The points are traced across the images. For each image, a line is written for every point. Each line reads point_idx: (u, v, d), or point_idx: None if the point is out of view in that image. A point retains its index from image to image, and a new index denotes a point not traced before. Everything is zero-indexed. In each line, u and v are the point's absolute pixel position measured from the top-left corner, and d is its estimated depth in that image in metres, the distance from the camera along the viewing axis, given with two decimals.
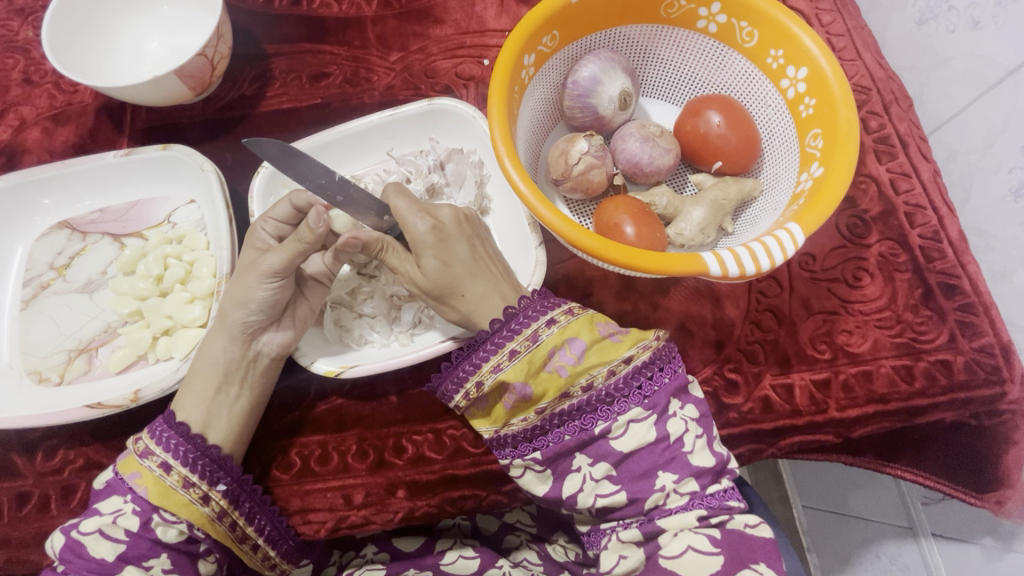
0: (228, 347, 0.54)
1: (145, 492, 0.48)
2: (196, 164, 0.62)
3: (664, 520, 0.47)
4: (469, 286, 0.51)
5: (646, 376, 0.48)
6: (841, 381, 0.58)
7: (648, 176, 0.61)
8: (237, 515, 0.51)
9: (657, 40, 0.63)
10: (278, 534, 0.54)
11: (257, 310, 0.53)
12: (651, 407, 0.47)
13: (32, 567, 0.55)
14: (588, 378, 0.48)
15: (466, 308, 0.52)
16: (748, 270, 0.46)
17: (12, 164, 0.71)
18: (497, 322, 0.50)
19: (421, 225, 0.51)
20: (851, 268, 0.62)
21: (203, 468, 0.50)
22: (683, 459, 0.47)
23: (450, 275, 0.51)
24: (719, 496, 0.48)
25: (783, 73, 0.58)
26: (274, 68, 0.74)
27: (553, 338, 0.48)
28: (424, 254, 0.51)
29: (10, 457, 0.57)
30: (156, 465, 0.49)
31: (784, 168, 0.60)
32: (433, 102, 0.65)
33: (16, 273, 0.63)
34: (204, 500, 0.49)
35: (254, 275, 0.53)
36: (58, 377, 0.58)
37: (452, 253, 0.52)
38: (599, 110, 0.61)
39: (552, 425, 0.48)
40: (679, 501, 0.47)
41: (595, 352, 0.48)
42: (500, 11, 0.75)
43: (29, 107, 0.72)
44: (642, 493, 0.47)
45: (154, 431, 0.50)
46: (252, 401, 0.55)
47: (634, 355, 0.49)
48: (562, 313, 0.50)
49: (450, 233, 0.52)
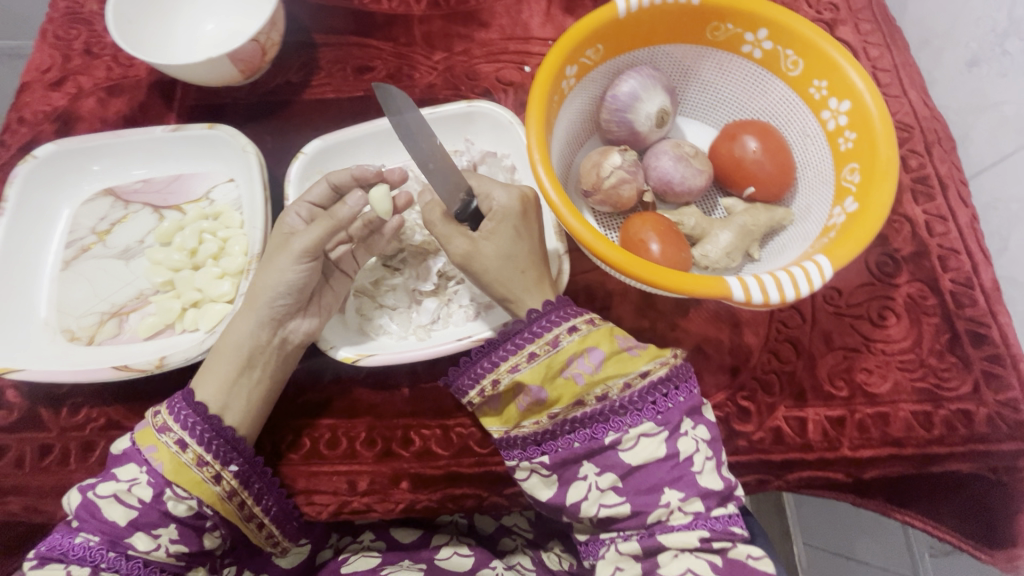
0: (255, 332, 0.54)
1: (161, 466, 0.50)
2: (238, 144, 0.64)
3: (665, 536, 0.47)
4: (528, 265, 0.52)
5: (661, 393, 0.48)
6: (856, 420, 0.57)
7: (678, 196, 0.62)
8: (246, 496, 0.52)
9: (699, 61, 0.64)
10: (284, 515, 0.55)
11: (285, 292, 0.54)
12: (664, 423, 0.48)
13: (45, 518, 0.57)
14: (604, 389, 0.48)
15: (517, 284, 0.52)
16: (772, 298, 0.46)
17: (66, 130, 0.73)
18: (520, 323, 0.51)
19: (506, 194, 0.53)
20: (876, 307, 0.61)
21: (217, 449, 0.51)
22: (691, 478, 0.47)
23: (517, 247, 0.52)
24: (724, 520, 0.47)
25: (825, 104, 0.57)
26: (321, 58, 0.76)
27: (572, 346, 0.49)
28: (505, 219, 0.52)
29: (36, 409, 0.59)
30: (173, 442, 0.50)
31: (817, 199, 0.59)
32: (472, 103, 0.66)
33: (58, 233, 0.65)
34: (216, 479, 0.51)
35: (285, 255, 0.54)
36: (89, 338, 0.60)
37: (525, 227, 0.53)
38: (636, 126, 0.61)
39: (563, 431, 0.49)
40: (683, 519, 0.47)
41: (613, 363, 0.49)
42: (545, 20, 0.77)
43: (87, 77, 0.75)
44: (646, 507, 0.47)
45: (173, 407, 0.52)
46: (271, 387, 0.56)
47: (651, 370, 0.49)
48: (584, 322, 0.50)
49: (531, 207, 0.54)
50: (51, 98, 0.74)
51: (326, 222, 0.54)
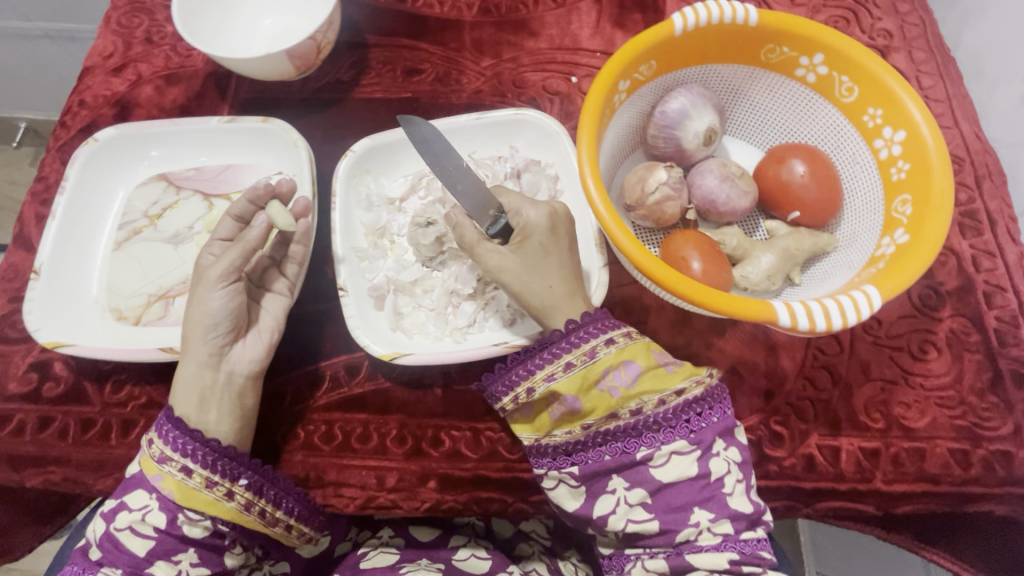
0: (199, 370, 0.55)
1: (169, 494, 0.50)
2: (290, 139, 0.66)
3: (693, 557, 0.47)
4: (558, 280, 0.52)
5: (695, 411, 0.48)
6: (891, 454, 0.56)
7: (721, 215, 0.61)
8: (264, 504, 0.53)
9: (750, 82, 0.64)
10: (308, 512, 0.56)
11: (221, 321, 0.55)
12: (697, 442, 0.48)
13: (82, 490, 0.58)
14: (639, 404, 0.48)
15: (549, 301, 0.52)
16: (819, 326, 0.46)
17: (123, 115, 0.76)
18: (557, 332, 0.51)
19: (534, 211, 0.53)
20: (917, 340, 0.60)
21: (222, 468, 0.52)
22: (721, 499, 0.47)
23: (547, 263, 0.52)
24: (753, 544, 0.47)
25: (878, 133, 0.57)
26: (371, 58, 0.77)
27: (610, 358, 0.49)
28: (533, 235, 0.52)
29: (81, 383, 0.61)
30: (177, 470, 0.51)
31: (863, 228, 0.59)
32: (520, 112, 0.67)
33: (112, 215, 0.67)
34: (228, 496, 0.51)
35: (205, 288, 0.55)
36: (136, 318, 0.62)
37: (556, 243, 0.53)
38: (683, 143, 0.62)
39: (594, 443, 0.49)
40: (711, 541, 0.47)
41: (650, 378, 0.49)
42: (594, 31, 0.78)
43: (146, 64, 0.77)
44: (675, 525, 0.47)
45: (163, 435, 0.52)
46: (234, 420, 0.54)
47: (686, 388, 0.49)
48: (621, 335, 0.51)
49: (561, 222, 0.54)
50: (112, 83, 0.77)
51: (239, 247, 0.55)
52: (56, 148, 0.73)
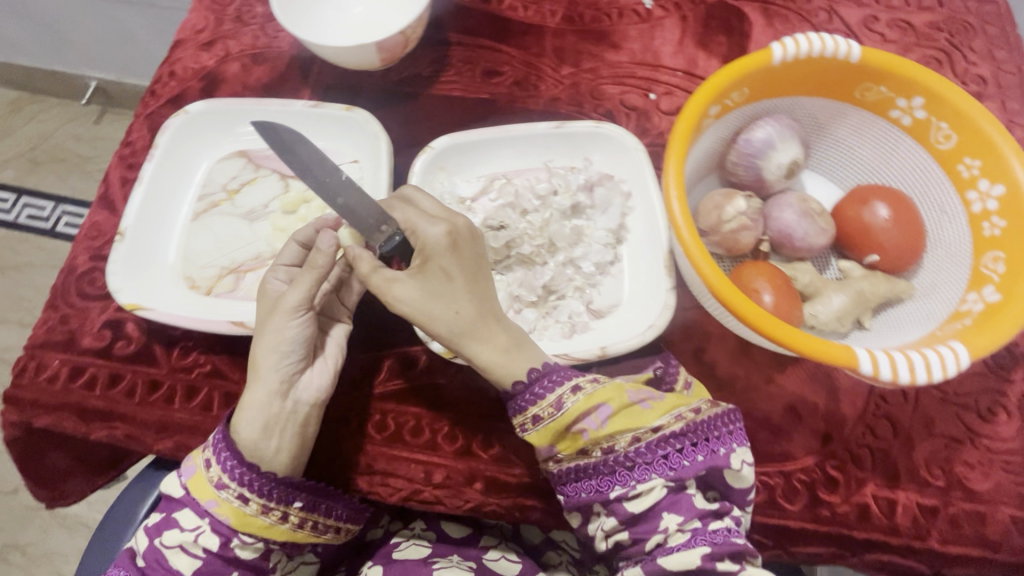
0: (267, 398, 0.53)
1: (225, 519, 0.51)
2: (371, 131, 0.68)
3: (665, 559, 0.48)
4: (465, 309, 0.52)
5: (676, 447, 0.49)
6: (949, 514, 0.55)
7: (795, 250, 0.60)
8: (316, 518, 0.54)
9: (839, 118, 0.62)
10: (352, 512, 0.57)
11: (292, 347, 0.55)
12: (674, 479, 0.49)
13: (143, 449, 0.60)
14: (610, 442, 0.50)
15: (461, 333, 0.52)
16: (902, 378, 0.45)
17: (209, 89, 0.78)
18: (519, 383, 0.52)
19: (433, 230, 0.53)
20: (987, 400, 0.58)
21: (276, 494, 0.52)
22: (685, 501, 0.49)
23: (450, 291, 0.52)
24: (723, 532, 0.48)
25: (973, 185, 0.55)
26: (452, 55, 0.78)
27: (577, 406, 0.51)
28: (432, 257, 0.53)
29: (151, 345, 0.63)
30: (234, 496, 0.51)
31: (944, 279, 0.57)
32: (599, 125, 0.67)
33: (193, 186, 0.69)
34: (283, 518, 0.52)
35: (280, 315, 0.55)
36: (208, 289, 0.64)
37: (459, 266, 0.53)
38: (764, 174, 0.61)
39: (570, 479, 0.51)
40: (681, 539, 0.48)
41: (622, 417, 0.50)
42: (677, 49, 0.77)
43: (235, 42, 0.80)
44: (645, 534, 0.49)
45: (222, 462, 0.51)
46: (297, 447, 0.54)
47: (664, 424, 0.50)
48: (587, 381, 0.52)
49: (463, 241, 0.54)
50: (201, 58, 0.79)
51: (312, 271, 0.55)
52: (144, 115, 0.76)
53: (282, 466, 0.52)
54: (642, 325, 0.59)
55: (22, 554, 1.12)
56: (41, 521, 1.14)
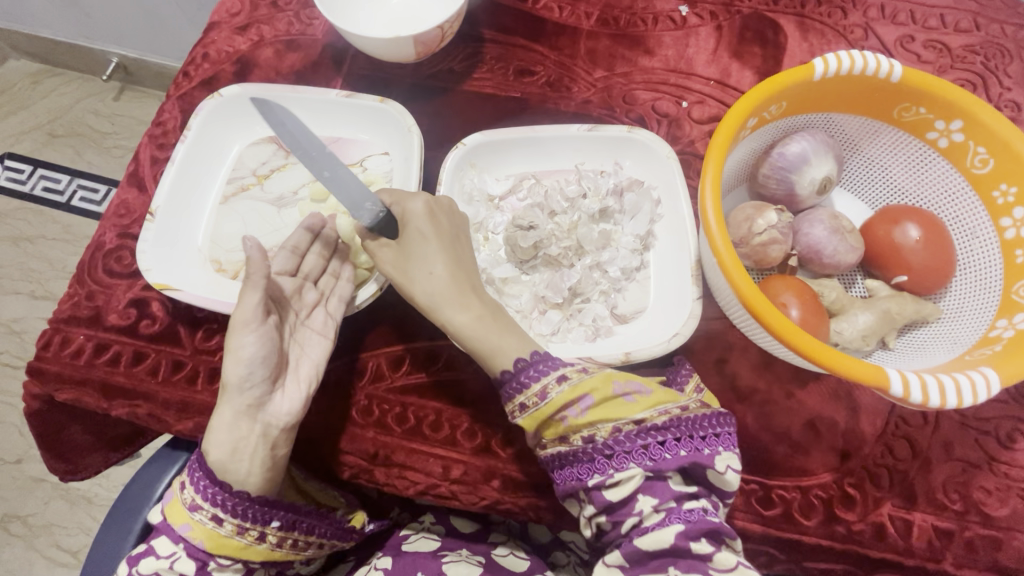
0: (236, 419, 0.53)
1: (200, 542, 0.50)
2: (404, 123, 0.67)
3: (640, 539, 0.47)
4: (438, 274, 0.54)
5: (657, 440, 0.48)
6: (964, 538, 0.55)
7: (823, 267, 0.60)
8: (296, 535, 0.54)
9: (875, 137, 0.62)
10: (334, 526, 0.57)
11: (256, 364, 0.54)
12: (653, 467, 0.47)
13: (163, 428, 0.61)
14: (591, 431, 0.49)
15: (433, 299, 0.54)
16: (931, 401, 0.45)
17: (241, 73, 0.78)
18: (508, 372, 0.52)
19: (416, 203, 0.56)
20: (1007, 426, 0.58)
21: (251, 514, 0.51)
22: (661, 485, 0.47)
23: (426, 256, 0.55)
24: (698, 512, 0.47)
25: (1007, 211, 0.55)
26: (485, 52, 0.78)
27: (562, 396, 0.50)
28: (411, 224, 0.56)
29: (176, 326, 0.63)
30: (206, 518, 0.50)
31: (973, 304, 0.57)
32: (632, 131, 0.67)
33: (223, 169, 0.69)
34: (260, 538, 0.51)
35: (236, 332, 0.54)
36: (235, 273, 0.64)
37: (434, 235, 0.56)
38: (796, 188, 0.61)
39: (555, 466, 0.51)
40: (655, 519, 0.47)
41: (603, 408, 0.49)
42: (711, 59, 0.77)
43: (269, 27, 0.80)
44: (620, 516, 0.48)
45: (196, 485, 0.50)
46: (269, 471, 0.52)
47: (646, 417, 0.49)
48: (574, 371, 0.51)
49: (442, 212, 0.57)
50: (235, 41, 0.79)
51: (256, 287, 0.54)
52: (176, 96, 0.76)
53: (255, 485, 0.51)
54: (667, 332, 0.59)
55: (24, 525, 1.13)
56: (43, 492, 1.14)
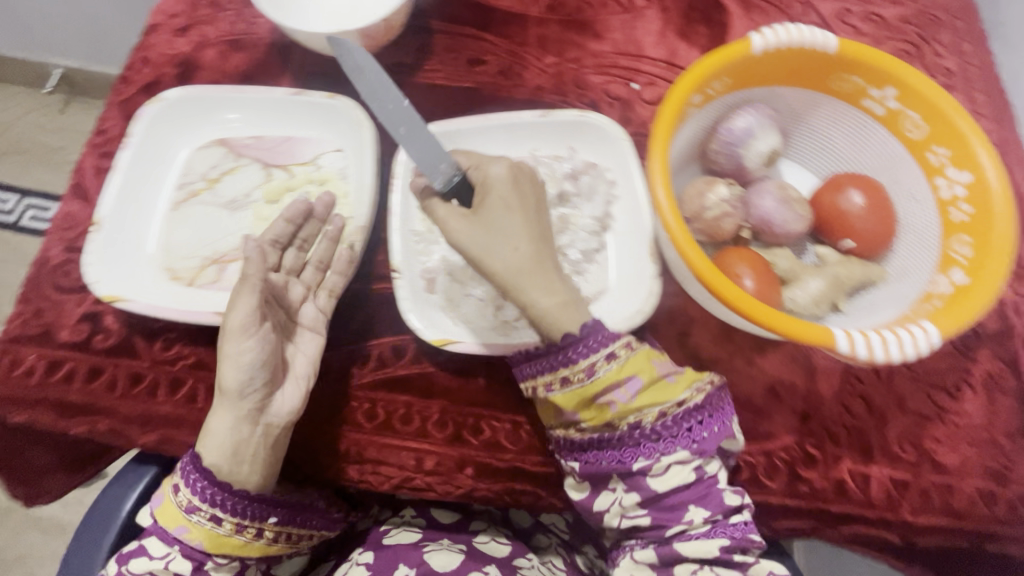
0: (237, 424, 0.54)
1: (198, 543, 0.53)
2: (355, 118, 0.67)
3: (682, 544, 0.53)
4: (523, 246, 0.51)
5: (696, 420, 0.52)
6: (919, 487, 0.57)
7: (775, 237, 0.62)
8: (291, 530, 0.57)
9: (817, 108, 0.64)
10: (323, 521, 0.61)
11: (256, 369, 0.55)
12: (698, 452, 0.51)
13: (126, 443, 0.59)
14: (638, 416, 0.51)
15: (516, 273, 0.51)
16: (876, 356, 0.47)
17: (185, 76, 0.76)
18: (568, 337, 0.51)
19: (496, 167, 0.54)
20: (953, 378, 0.61)
21: (250, 512, 0.54)
22: (717, 497, 0.52)
23: (513, 226, 0.52)
24: (740, 527, 0.53)
25: (942, 172, 0.58)
26: (435, 44, 0.78)
27: (611, 374, 0.51)
28: (491, 192, 0.53)
29: (132, 338, 0.61)
30: (205, 520, 0.53)
31: (915, 264, 0.59)
32: (584, 114, 0.68)
33: (172, 175, 0.68)
34: (257, 535, 0.55)
35: (231, 337, 0.54)
36: (190, 280, 0.63)
37: (510, 202, 0.53)
38: (744, 162, 0.62)
39: (594, 447, 0.53)
40: (701, 529, 0.52)
41: (650, 392, 0.51)
42: (659, 40, 0.78)
43: (212, 28, 0.78)
44: (669, 521, 0.52)
45: (190, 484, 0.53)
46: (268, 470, 0.55)
47: (687, 398, 0.52)
48: (622, 347, 0.52)
49: (525, 181, 0.55)
50: (176, 43, 0.77)
51: (251, 288, 0.55)
52: (117, 102, 0.74)
53: (255, 484, 0.54)
54: (629, 311, 0.60)
55: None
56: (12, 523, 1.11)
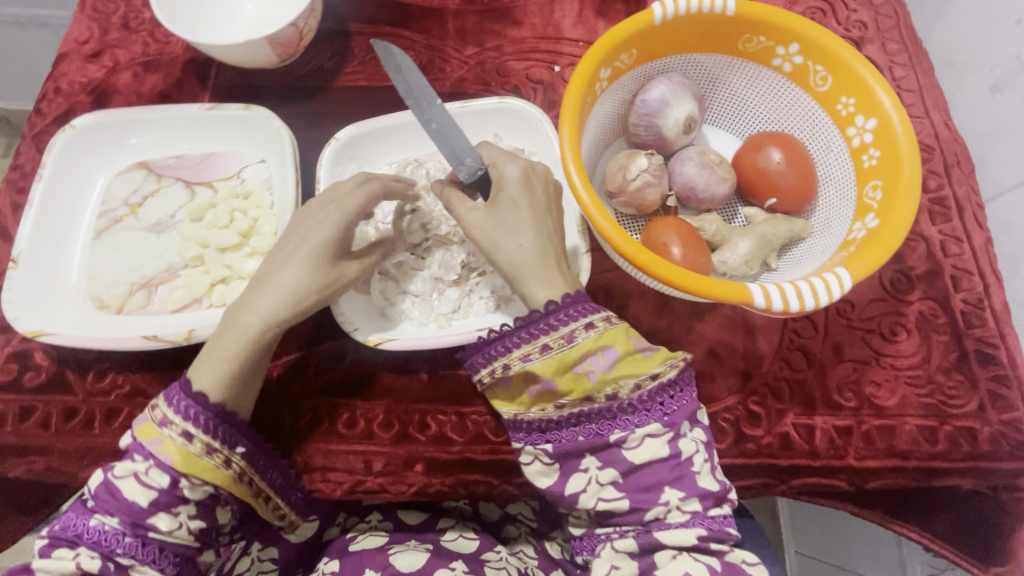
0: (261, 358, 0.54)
1: (169, 459, 0.49)
2: (272, 126, 0.66)
3: (662, 533, 0.49)
4: (525, 239, 0.53)
5: (668, 395, 0.50)
6: (862, 431, 0.58)
7: (700, 202, 0.63)
8: (255, 474, 0.53)
9: (730, 71, 0.65)
10: (288, 485, 0.57)
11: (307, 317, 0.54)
12: (670, 424, 0.49)
13: (67, 479, 0.58)
14: (614, 388, 0.50)
15: (513, 264, 0.53)
16: (792, 307, 0.48)
17: (101, 102, 0.75)
18: (536, 314, 0.52)
19: (511, 168, 0.56)
20: (888, 322, 0.62)
21: (223, 434, 0.51)
22: (691, 479, 0.49)
23: (514, 218, 0.54)
24: (719, 521, 0.50)
25: (851, 121, 0.59)
26: (354, 45, 0.77)
27: (588, 343, 0.50)
28: (505, 190, 0.55)
29: (63, 373, 0.60)
30: (178, 435, 0.50)
31: (837, 214, 0.60)
32: (502, 100, 0.68)
33: (92, 204, 0.66)
34: (227, 463, 0.51)
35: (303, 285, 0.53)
36: (118, 307, 0.62)
37: (529, 201, 0.55)
38: (663, 131, 0.63)
39: (568, 423, 0.51)
40: (680, 518, 0.49)
41: (627, 363, 0.50)
42: (577, 21, 0.78)
43: (124, 51, 0.76)
44: (644, 504, 0.49)
45: (172, 400, 0.51)
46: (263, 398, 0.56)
47: (662, 373, 0.50)
48: (600, 320, 0.51)
49: (537, 180, 0.56)
50: (88, 70, 0.75)
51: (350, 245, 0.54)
52: (32, 136, 0.72)
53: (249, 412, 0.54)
54: None
55: None
56: None
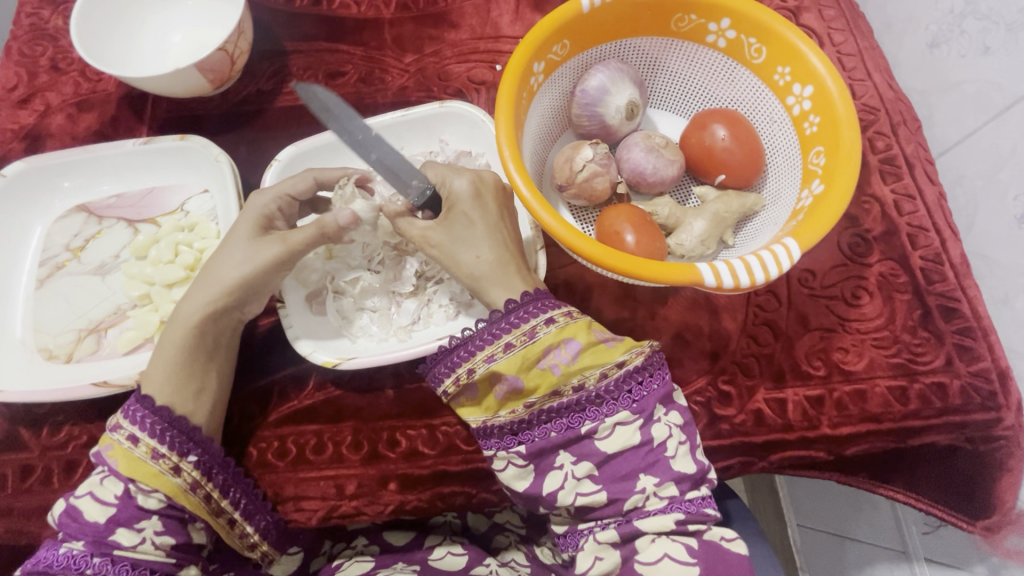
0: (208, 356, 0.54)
1: (116, 462, 0.50)
2: (211, 154, 0.64)
3: (641, 521, 0.48)
4: (480, 248, 0.53)
5: (637, 381, 0.49)
6: (834, 399, 0.58)
7: (651, 186, 0.62)
8: (212, 488, 0.52)
9: (668, 52, 0.64)
10: (254, 508, 0.55)
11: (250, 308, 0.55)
12: (640, 411, 0.49)
13: (30, 539, 0.56)
14: (582, 379, 0.49)
15: (474, 273, 0.53)
16: (742, 282, 0.47)
17: (35, 147, 0.73)
18: (497, 313, 0.51)
19: (461, 180, 0.54)
20: (850, 287, 0.62)
21: (171, 440, 0.50)
22: (665, 463, 0.49)
23: (471, 231, 0.53)
24: (697, 502, 0.49)
25: (789, 90, 0.59)
26: (291, 65, 0.76)
27: (549, 337, 0.49)
28: (456, 204, 0.53)
29: (17, 430, 0.58)
30: (125, 438, 0.50)
31: (787, 183, 0.60)
32: (444, 104, 0.67)
33: (33, 252, 0.64)
34: (175, 471, 0.50)
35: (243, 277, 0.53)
36: (67, 356, 0.60)
37: (483, 212, 0.53)
38: (606, 119, 0.62)
39: (540, 421, 0.49)
40: (658, 504, 0.48)
41: (590, 354, 0.49)
42: (515, 17, 0.78)
43: (55, 93, 0.74)
44: (622, 493, 0.48)
45: (126, 409, 0.51)
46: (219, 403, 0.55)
47: (628, 360, 0.50)
48: (561, 314, 0.50)
49: (488, 190, 0.55)
50: (19, 116, 0.73)
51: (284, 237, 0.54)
52: None
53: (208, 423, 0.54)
54: None
55: None
56: None
